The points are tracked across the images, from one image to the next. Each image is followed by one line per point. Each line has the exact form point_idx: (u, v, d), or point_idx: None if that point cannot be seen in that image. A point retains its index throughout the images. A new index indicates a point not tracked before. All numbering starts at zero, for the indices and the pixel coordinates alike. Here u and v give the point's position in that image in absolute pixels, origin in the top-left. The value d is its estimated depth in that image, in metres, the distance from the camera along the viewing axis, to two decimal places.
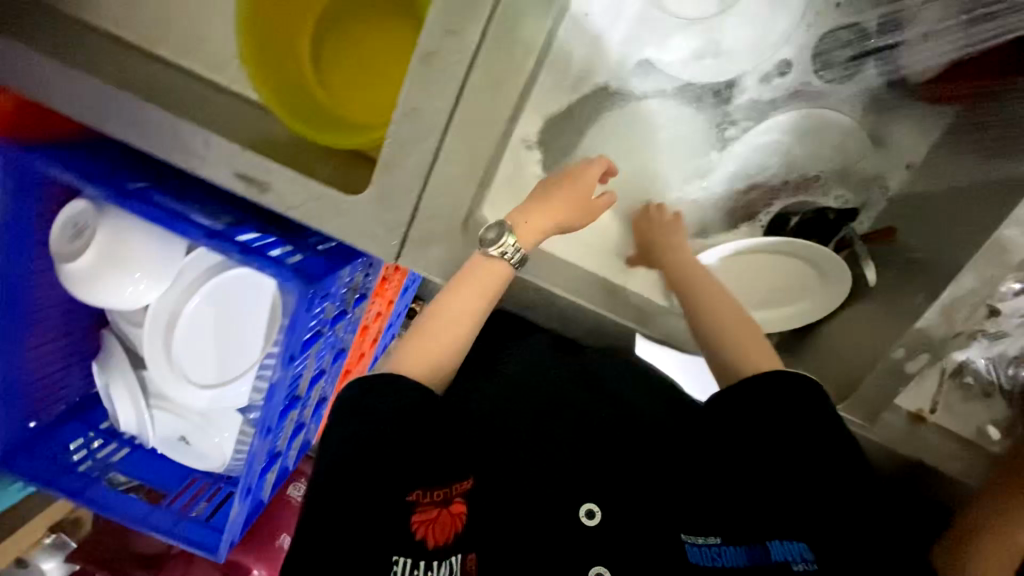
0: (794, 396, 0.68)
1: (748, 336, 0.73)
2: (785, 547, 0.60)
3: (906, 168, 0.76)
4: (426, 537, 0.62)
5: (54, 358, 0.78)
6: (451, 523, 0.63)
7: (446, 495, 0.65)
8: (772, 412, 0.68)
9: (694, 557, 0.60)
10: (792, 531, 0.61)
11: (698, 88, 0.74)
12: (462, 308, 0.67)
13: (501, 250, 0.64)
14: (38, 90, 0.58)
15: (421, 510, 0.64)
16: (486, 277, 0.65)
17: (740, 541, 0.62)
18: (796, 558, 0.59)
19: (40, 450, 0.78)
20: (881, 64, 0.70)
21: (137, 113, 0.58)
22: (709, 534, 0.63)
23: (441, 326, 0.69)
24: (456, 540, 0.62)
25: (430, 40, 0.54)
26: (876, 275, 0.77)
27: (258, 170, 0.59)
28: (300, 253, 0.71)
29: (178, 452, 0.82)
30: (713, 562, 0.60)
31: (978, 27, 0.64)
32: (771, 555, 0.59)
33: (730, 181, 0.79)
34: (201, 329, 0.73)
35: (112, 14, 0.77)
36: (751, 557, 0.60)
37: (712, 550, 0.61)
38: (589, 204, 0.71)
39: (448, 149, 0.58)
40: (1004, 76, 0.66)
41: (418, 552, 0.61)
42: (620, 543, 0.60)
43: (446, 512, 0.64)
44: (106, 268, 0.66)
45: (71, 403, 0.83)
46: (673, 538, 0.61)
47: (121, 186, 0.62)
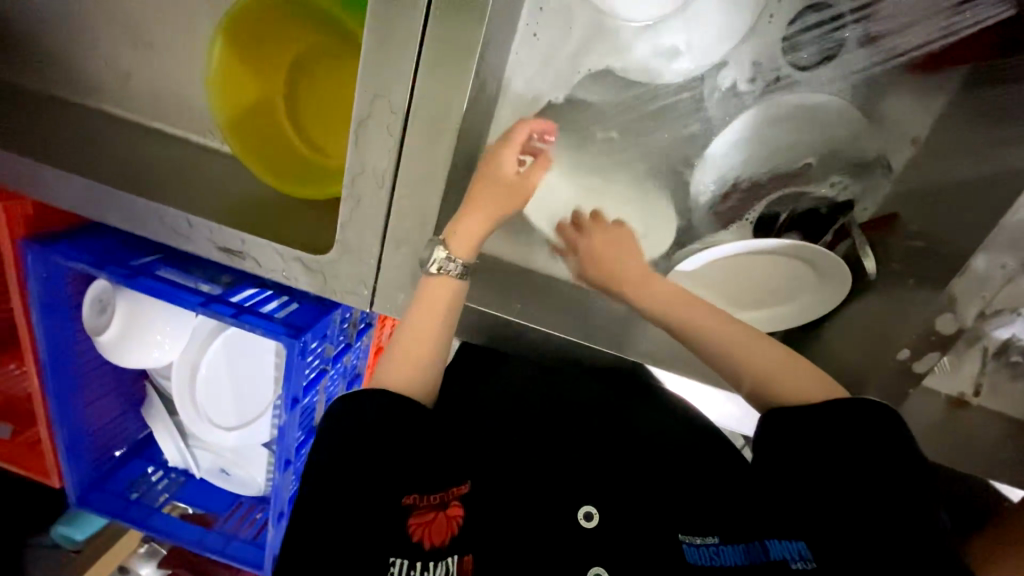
0: (859, 411, 0.54)
1: (758, 354, 0.61)
2: (789, 545, 0.48)
3: (910, 143, 0.68)
4: (423, 539, 0.51)
5: (110, 408, 0.90)
6: (448, 525, 0.52)
7: (443, 498, 0.54)
8: (833, 425, 0.54)
9: (692, 557, 0.49)
10: (796, 529, 0.50)
11: (665, 90, 0.69)
12: (429, 325, 0.63)
13: (438, 267, 0.62)
14: (49, 195, 0.68)
15: (419, 513, 0.53)
16: (443, 291, 0.63)
17: (737, 540, 0.51)
18: (794, 556, 0.47)
19: (111, 487, 0.93)
20: (864, 45, 0.64)
21: (128, 204, 0.68)
22: (706, 532, 0.52)
23: (405, 347, 0.63)
24: (455, 542, 0.51)
25: (361, 107, 0.57)
26: (875, 265, 0.69)
27: (235, 242, 0.67)
28: (294, 301, 0.76)
29: (223, 481, 0.93)
30: (712, 562, 0.49)
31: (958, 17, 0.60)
32: (770, 553, 0.48)
33: (716, 182, 0.73)
34: (219, 378, 0.81)
35: (113, 96, 0.85)
36: (749, 556, 0.49)
37: (708, 550, 0.50)
38: (516, 186, 0.66)
39: (398, 203, 0.61)
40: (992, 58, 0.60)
41: (415, 554, 0.50)
42: (620, 544, 0.50)
43: (442, 514, 0.52)
44: (133, 336, 0.75)
45: (134, 442, 0.97)
46: (668, 536, 0.51)
47: (128, 266, 0.71)
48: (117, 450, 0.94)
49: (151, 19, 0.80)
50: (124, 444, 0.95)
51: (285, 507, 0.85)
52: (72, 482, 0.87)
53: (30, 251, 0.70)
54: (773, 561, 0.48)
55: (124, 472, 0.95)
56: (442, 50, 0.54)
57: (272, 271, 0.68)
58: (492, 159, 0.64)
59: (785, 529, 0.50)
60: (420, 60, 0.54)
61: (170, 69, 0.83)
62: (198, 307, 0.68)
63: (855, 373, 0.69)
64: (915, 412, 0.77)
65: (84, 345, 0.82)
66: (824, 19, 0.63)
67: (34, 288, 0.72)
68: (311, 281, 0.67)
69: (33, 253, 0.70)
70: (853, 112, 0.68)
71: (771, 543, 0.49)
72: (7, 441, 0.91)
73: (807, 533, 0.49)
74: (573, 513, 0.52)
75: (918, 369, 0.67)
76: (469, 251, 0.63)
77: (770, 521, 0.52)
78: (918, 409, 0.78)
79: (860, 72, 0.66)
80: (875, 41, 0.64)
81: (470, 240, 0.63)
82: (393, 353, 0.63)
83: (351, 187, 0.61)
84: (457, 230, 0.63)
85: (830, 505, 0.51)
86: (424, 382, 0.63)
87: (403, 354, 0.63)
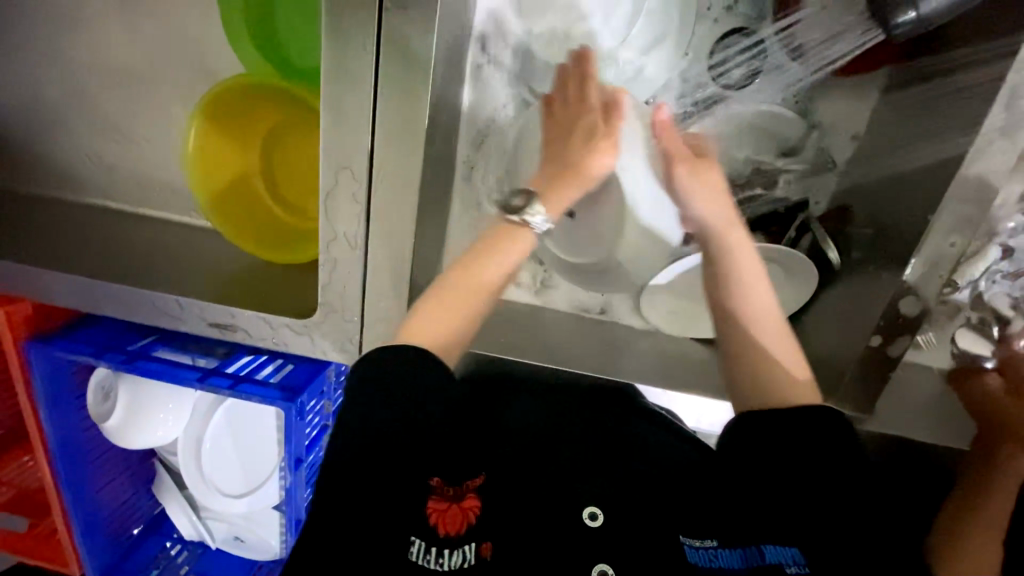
0: (815, 419, 0.54)
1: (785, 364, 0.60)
2: (784, 550, 0.49)
3: (850, 140, 0.72)
4: (439, 525, 0.54)
5: (122, 490, 0.91)
6: (463, 516, 0.55)
7: (459, 490, 0.57)
8: (796, 436, 0.53)
9: (692, 559, 0.52)
10: (790, 536, 0.50)
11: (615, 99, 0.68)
12: (477, 284, 0.58)
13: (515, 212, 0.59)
14: (47, 295, 0.72)
15: (435, 499, 0.55)
16: (509, 245, 0.59)
17: (736, 543, 0.52)
18: (789, 561, 0.48)
19: (128, 567, 0.94)
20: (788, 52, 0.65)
21: (120, 294, 0.71)
22: (705, 536, 0.54)
23: (461, 296, 0.58)
24: (471, 530, 0.55)
25: (327, 179, 0.61)
26: (839, 255, 0.73)
27: (224, 317, 0.70)
28: (289, 363, 0.78)
29: (238, 548, 0.93)
30: (711, 564, 0.52)
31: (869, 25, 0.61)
32: (767, 556, 0.50)
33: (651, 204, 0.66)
34: (226, 446, 0.84)
35: (101, 188, 0.90)
36: (747, 560, 0.51)
37: (708, 552, 0.53)
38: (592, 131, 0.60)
39: (373, 260, 0.65)
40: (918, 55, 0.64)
41: (431, 539, 0.53)
42: (625, 543, 0.53)
43: (457, 505, 0.56)
44: (136, 418, 0.78)
45: (148, 519, 0.98)
46: (670, 538, 0.53)
47: (125, 351, 0.74)
48: (135, 527, 0.96)
49: (133, 116, 0.86)
50: (140, 522, 0.97)
51: None
52: (91, 567, 0.89)
53: (31, 350, 0.74)
54: (768, 565, 0.49)
55: (141, 551, 0.96)
56: (395, 118, 0.58)
57: (263, 339, 0.71)
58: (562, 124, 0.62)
59: (782, 535, 0.50)
60: (377, 130, 0.58)
61: (153, 157, 0.88)
62: (196, 382, 0.71)
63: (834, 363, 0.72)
64: (907, 386, 0.76)
65: (91, 431, 0.84)
66: (745, 42, 0.66)
67: (39, 384, 0.75)
68: (301, 344, 0.70)
69: (35, 352, 0.74)
70: (796, 120, 0.69)
71: (768, 547, 0.50)
72: (24, 533, 0.93)
73: (803, 539, 0.49)
74: (577, 514, 0.55)
75: (892, 351, 0.69)
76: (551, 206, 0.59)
77: (763, 525, 0.52)
78: (910, 384, 0.76)
79: (792, 85, 0.67)
80: (801, 52, 0.64)
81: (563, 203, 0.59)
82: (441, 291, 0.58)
83: (328, 252, 0.64)
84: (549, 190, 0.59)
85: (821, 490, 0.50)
86: (459, 334, 0.58)
87: (446, 299, 0.58)
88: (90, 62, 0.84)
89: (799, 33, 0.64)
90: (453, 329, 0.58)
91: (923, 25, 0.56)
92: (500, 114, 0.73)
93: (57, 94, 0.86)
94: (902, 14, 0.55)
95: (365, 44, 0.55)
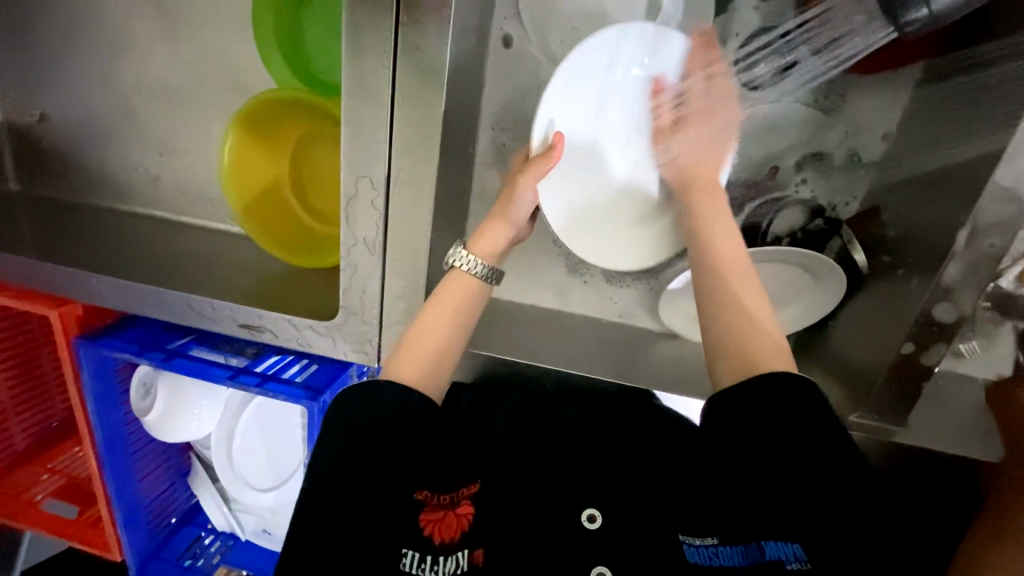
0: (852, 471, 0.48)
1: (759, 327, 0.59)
2: (786, 546, 0.46)
3: (882, 139, 0.69)
4: (434, 535, 0.54)
5: (161, 481, 0.97)
6: (458, 524, 0.55)
7: (454, 498, 0.57)
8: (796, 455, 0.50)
9: (692, 558, 0.50)
10: (789, 528, 0.47)
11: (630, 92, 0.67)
12: (442, 324, 0.63)
13: (455, 261, 0.65)
14: (95, 298, 0.78)
15: (430, 510, 0.56)
16: (469, 296, 0.65)
17: (737, 540, 0.50)
18: (789, 558, 0.46)
19: (165, 555, 0.99)
20: (810, 42, 0.63)
21: (160, 296, 0.76)
22: (705, 532, 0.52)
23: (422, 338, 0.63)
24: (464, 538, 0.54)
25: (347, 187, 0.64)
26: (866, 258, 0.70)
27: (253, 318, 0.74)
28: (314, 363, 0.81)
29: (266, 540, 0.97)
30: (712, 562, 0.49)
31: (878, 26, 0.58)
32: (767, 553, 0.47)
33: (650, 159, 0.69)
34: (254, 440, 0.88)
35: (145, 199, 0.96)
36: (749, 558, 0.48)
37: (708, 550, 0.50)
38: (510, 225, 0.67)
39: (391, 265, 0.67)
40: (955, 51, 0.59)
41: (426, 547, 0.53)
42: (623, 545, 0.51)
43: (451, 513, 0.56)
44: (175, 412, 0.83)
45: (185, 509, 1.04)
46: (670, 538, 0.51)
47: (165, 349, 0.79)
48: (173, 515, 1.02)
49: (174, 130, 0.92)
50: (178, 511, 1.03)
51: None
52: (131, 553, 0.94)
53: (81, 347, 0.79)
54: (768, 562, 0.47)
55: (177, 540, 1.02)
56: (410, 128, 0.60)
57: (288, 340, 0.74)
58: (508, 197, 0.66)
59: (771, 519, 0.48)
60: (394, 137, 0.60)
61: (193, 170, 0.94)
62: (227, 379, 0.75)
63: (861, 371, 0.70)
64: (945, 396, 0.72)
65: (133, 425, 0.90)
66: (777, 40, 0.63)
67: (88, 379, 0.80)
68: (323, 344, 0.73)
69: (84, 349, 0.79)
70: (820, 117, 0.68)
71: (769, 543, 0.47)
72: (74, 519, 1.00)
73: (804, 535, 0.46)
74: (577, 515, 0.54)
75: (925, 361, 0.65)
76: (490, 251, 0.66)
77: (766, 520, 0.49)
78: (949, 395, 0.72)
79: (813, 79, 0.66)
80: (828, 48, 0.63)
81: (494, 238, 0.66)
82: (409, 336, 0.63)
83: (348, 257, 0.67)
84: (487, 238, 0.66)
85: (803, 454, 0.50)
86: (439, 366, 0.63)
87: (415, 347, 0.62)
88: (136, 80, 0.90)
89: (826, 23, 0.61)
90: (430, 366, 0.62)
91: (937, 22, 0.53)
92: (515, 119, 0.73)
93: (108, 111, 0.93)
94: (914, 11, 0.53)
95: (381, 55, 0.57)
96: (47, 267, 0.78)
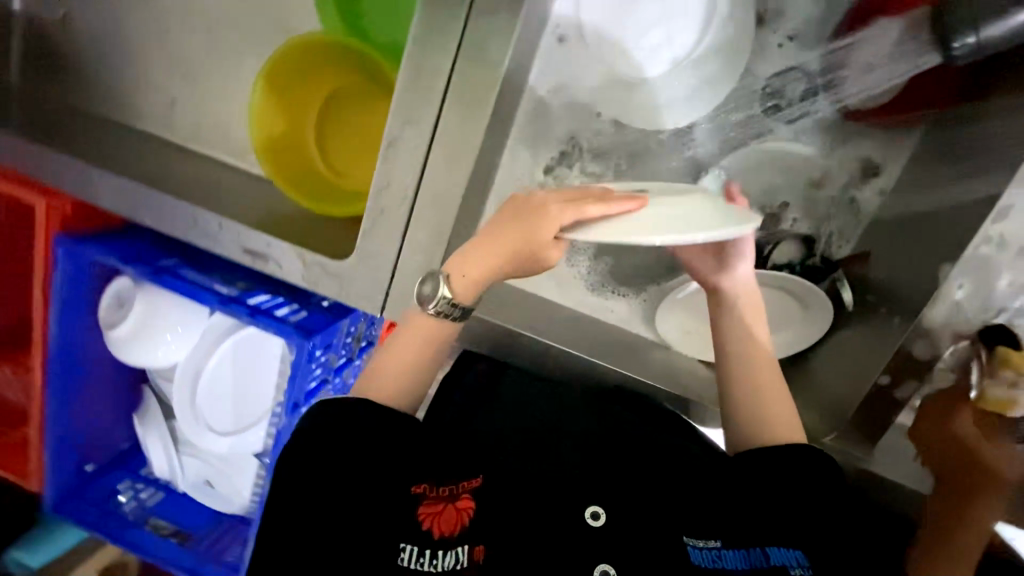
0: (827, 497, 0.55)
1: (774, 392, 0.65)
2: (789, 553, 0.51)
3: (877, 194, 0.75)
4: (433, 529, 0.55)
5: (103, 414, 0.90)
6: (457, 517, 0.56)
7: (454, 490, 0.58)
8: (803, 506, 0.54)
9: (695, 558, 0.51)
10: (793, 539, 0.52)
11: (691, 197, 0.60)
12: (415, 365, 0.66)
13: (436, 311, 0.63)
14: (90, 195, 0.73)
15: (429, 503, 0.57)
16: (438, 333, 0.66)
17: (739, 544, 0.53)
18: (793, 563, 0.50)
19: (87, 494, 0.91)
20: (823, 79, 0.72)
21: (162, 203, 0.73)
22: (709, 536, 0.54)
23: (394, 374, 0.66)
24: (463, 533, 0.55)
25: (392, 129, 0.64)
26: (851, 297, 0.76)
27: (260, 245, 0.71)
28: (305, 310, 0.78)
29: (206, 495, 0.90)
30: (715, 564, 0.51)
31: (898, 63, 0.67)
32: (771, 559, 0.51)
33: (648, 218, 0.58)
34: (223, 382, 0.81)
35: (157, 120, 0.93)
36: (752, 562, 0.51)
37: (712, 553, 0.52)
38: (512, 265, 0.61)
39: (418, 215, 0.67)
40: (965, 98, 0.66)
41: (424, 542, 0.55)
42: (626, 544, 0.52)
43: (451, 507, 0.56)
44: (144, 333, 0.78)
45: (119, 452, 0.96)
46: (673, 538, 0.52)
47: (155, 264, 0.75)
48: (90, 462, 0.92)
49: (206, 56, 0.91)
50: (105, 455, 0.94)
51: None
52: (49, 487, 0.87)
53: (61, 242, 0.74)
54: (773, 566, 0.50)
55: (102, 483, 0.94)
56: (468, 80, 0.61)
57: (292, 274, 0.72)
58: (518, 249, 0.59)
59: (781, 538, 0.53)
60: (449, 88, 0.62)
61: (215, 99, 0.92)
62: (217, 305, 0.72)
63: (837, 399, 0.74)
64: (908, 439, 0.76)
65: (92, 345, 0.83)
66: (796, 76, 0.73)
67: (59, 278, 0.75)
68: (327, 286, 0.71)
69: (64, 247, 0.74)
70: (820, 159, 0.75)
71: (772, 550, 0.51)
72: None
73: (806, 542, 0.52)
74: (580, 513, 0.54)
75: (899, 394, 0.71)
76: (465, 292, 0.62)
77: (768, 529, 0.53)
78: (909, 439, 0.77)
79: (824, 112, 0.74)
80: (833, 86, 0.72)
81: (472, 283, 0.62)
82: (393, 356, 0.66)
83: (376, 200, 0.67)
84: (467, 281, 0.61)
85: (830, 518, 0.53)
86: (420, 377, 0.67)
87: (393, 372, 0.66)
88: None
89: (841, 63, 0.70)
90: (410, 381, 0.66)
91: (981, 51, 0.61)
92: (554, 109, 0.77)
93: (140, 23, 0.91)
94: (963, 37, 0.60)
95: (456, 7, 0.59)
96: (43, 153, 0.73)
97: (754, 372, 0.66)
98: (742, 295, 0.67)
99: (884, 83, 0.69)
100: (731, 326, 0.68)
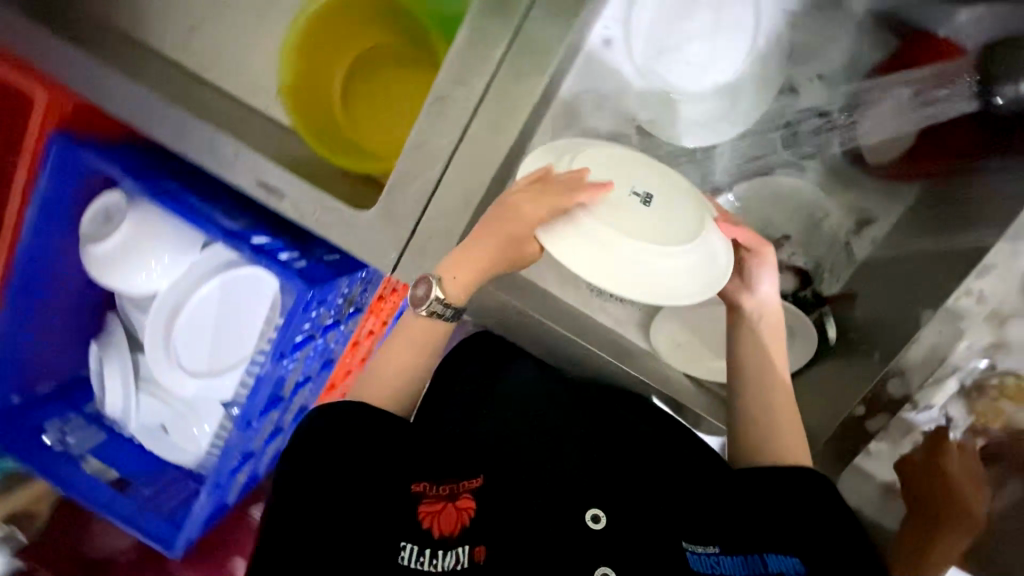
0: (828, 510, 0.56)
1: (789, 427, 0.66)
2: (786, 560, 0.52)
3: (869, 242, 0.80)
4: (433, 528, 0.56)
5: (55, 337, 0.83)
6: (457, 517, 0.56)
7: (454, 490, 0.58)
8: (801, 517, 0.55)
9: (695, 564, 0.52)
10: (792, 546, 0.53)
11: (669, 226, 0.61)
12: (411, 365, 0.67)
13: (429, 311, 0.64)
14: (99, 98, 0.69)
15: (429, 502, 0.58)
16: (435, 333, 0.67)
17: (737, 551, 0.54)
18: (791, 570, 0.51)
19: (22, 422, 0.84)
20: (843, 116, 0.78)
21: (178, 120, 0.69)
22: (708, 542, 0.55)
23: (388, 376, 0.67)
24: (464, 533, 0.55)
25: (440, 88, 0.64)
26: (836, 333, 0.79)
27: (276, 180, 0.69)
28: (305, 260, 0.74)
29: (155, 441, 0.85)
30: (713, 569, 0.52)
31: (917, 111, 0.73)
32: (769, 566, 0.52)
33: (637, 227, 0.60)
34: (204, 316, 0.76)
35: None
36: (751, 567, 0.52)
37: (710, 559, 0.53)
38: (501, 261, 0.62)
39: (449, 179, 0.66)
40: (985, 148, 0.70)
41: (424, 541, 0.55)
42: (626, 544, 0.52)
43: (451, 506, 0.57)
44: (127, 252, 0.72)
45: (63, 383, 0.89)
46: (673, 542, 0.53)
47: (158, 183, 0.71)
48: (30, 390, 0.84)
49: None
50: (53, 382, 0.87)
51: (223, 477, 0.80)
52: None
53: (58, 140, 0.70)
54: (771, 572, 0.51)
55: (40, 413, 0.86)
56: (527, 54, 0.62)
57: (306, 217, 0.69)
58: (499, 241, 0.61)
59: (783, 545, 0.53)
60: (506, 59, 0.62)
61: None
62: (219, 234, 0.69)
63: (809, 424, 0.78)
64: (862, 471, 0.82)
65: (65, 259, 0.78)
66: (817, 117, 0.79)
67: (44, 173, 0.70)
68: (342, 235, 0.69)
69: (62, 145, 0.70)
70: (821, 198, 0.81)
71: (771, 556, 0.52)
72: None
73: (802, 549, 0.53)
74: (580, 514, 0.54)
75: (868, 424, 0.77)
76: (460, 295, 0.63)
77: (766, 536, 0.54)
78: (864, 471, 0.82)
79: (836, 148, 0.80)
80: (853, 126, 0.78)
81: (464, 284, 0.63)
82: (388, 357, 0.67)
83: (410, 156, 0.66)
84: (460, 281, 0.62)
85: (824, 526, 0.54)
86: (415, 377, 0.68)
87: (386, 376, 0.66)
88: None
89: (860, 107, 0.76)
90: (405, 380, 0.68)
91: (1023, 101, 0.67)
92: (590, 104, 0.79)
93: None
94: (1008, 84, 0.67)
95: None
96: (53, 44, 0.67)
97: (768, 396, 0.67)
98: (765, 316, 0.68)
99: (902, 128, 0.75)
100: (753, 345, 0.69)
